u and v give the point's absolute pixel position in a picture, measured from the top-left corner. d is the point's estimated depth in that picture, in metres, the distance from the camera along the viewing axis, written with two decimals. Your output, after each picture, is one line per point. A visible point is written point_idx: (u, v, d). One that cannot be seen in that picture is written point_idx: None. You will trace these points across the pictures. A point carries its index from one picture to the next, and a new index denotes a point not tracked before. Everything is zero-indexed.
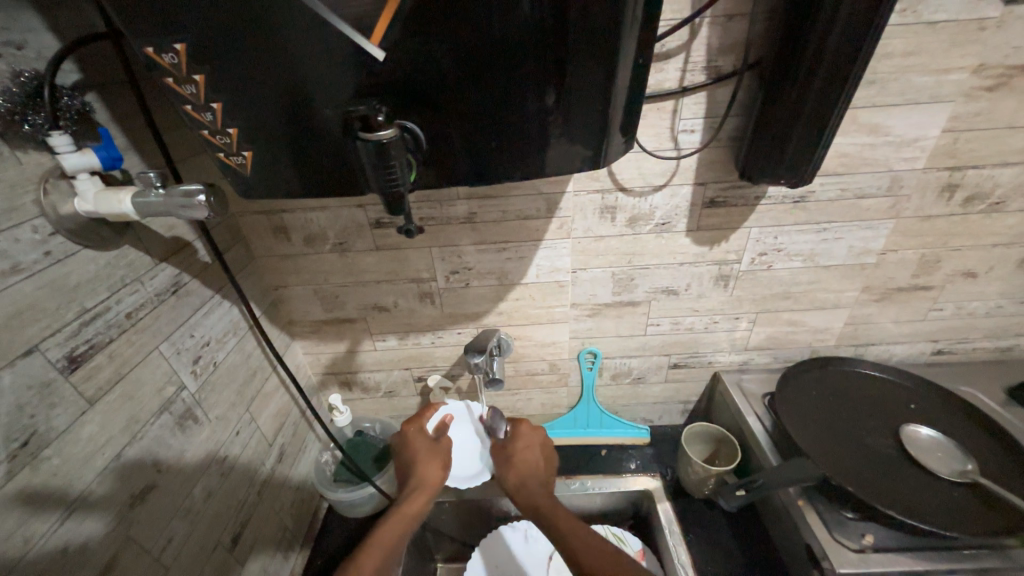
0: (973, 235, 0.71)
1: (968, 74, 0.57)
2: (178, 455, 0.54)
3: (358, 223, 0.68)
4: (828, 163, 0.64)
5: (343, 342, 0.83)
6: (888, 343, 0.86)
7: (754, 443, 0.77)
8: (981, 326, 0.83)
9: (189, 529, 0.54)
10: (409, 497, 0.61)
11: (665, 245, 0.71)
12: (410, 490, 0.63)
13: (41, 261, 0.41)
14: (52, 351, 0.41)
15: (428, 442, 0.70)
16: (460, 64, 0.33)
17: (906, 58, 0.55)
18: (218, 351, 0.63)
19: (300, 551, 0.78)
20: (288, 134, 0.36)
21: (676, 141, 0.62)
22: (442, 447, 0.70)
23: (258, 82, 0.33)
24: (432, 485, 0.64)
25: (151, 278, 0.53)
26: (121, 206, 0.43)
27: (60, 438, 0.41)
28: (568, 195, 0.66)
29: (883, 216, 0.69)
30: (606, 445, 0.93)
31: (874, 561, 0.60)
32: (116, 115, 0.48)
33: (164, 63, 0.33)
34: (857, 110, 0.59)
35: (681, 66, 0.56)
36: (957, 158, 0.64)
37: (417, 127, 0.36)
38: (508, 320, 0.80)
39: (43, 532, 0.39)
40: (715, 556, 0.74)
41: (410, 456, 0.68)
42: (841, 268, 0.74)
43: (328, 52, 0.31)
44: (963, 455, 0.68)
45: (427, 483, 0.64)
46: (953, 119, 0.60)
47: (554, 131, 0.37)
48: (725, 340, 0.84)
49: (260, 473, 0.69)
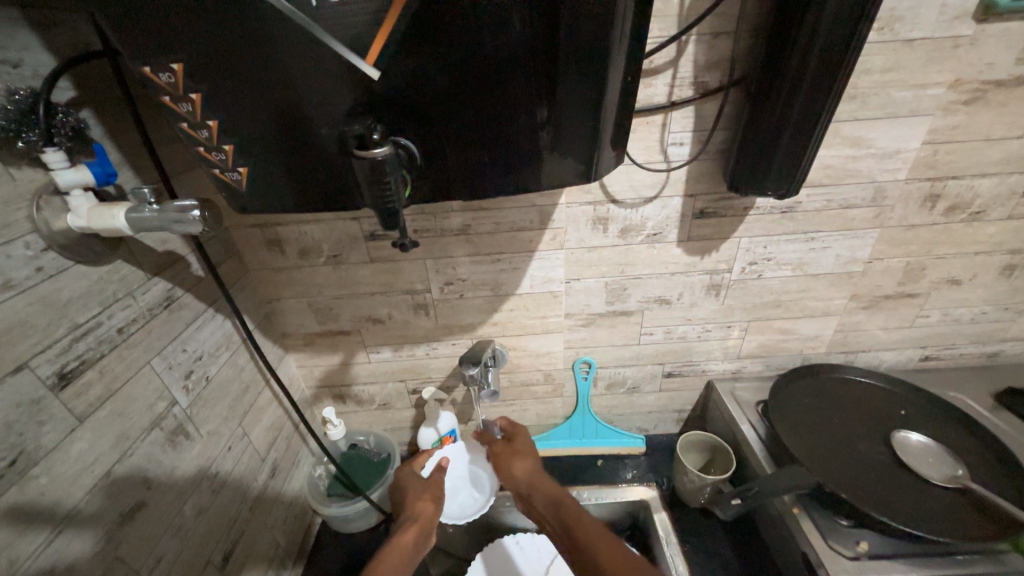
0: (956, 243, 0.73)
1: (945, 88, 0.59)
2: (169, 472, 0.53)
3: (352, 235, 0.68)
4: (814, 175, 0.65)
5: (337, 355, 0.83)
6: (876, 350, 0.87)
7: (748, 451, 0.78)
8: (966, 331, 0.85)
9: (180, 547, 0.53)
10: (404, 530, 0.60)
11: (657, 255, 0.72)
12: (404, 522, 0.62)
13: (32, 277, 0.41)
14: (42, 367, 0.41)
15: (418, 481, 0.71)
16: (453, 84, 0.34)
17: (885, 74, 0.57)
18: (210, 366, 0.62)
19: (292, 569, 0.76)
20: (284, 150, 0.36)
21: (666, 154, 0.63)
22: (430, 484, 0.71)
23: (253, 102, 0.34)
24: (427, 518, 0.64)
25: (144, 293, 0.52)
26: (114, 221, 0.43)
27: (49, 456, 0.40)
28: (560, 206, 0.67)
29: (868, 226, 0.70)
30: (602, 455, 0.93)
31: (870, 568, 0.60)
32: (110, 131, 0.48)
33: (161, 82, 0.33)
34: (840, 123, 0.61)
35: (669, 81, 0.58)
36: (937, 169, 0.65)
37: (411, 143, 0.36)
38: (503, 331, 0.80)
39: (30, 553, 0.38)
40: (711, 566, 0.74)
41: (400, 497, 0.68)
42: (830, 276, 0.76)
43: (324, 72, 0.32)
44: (953, 461, 0.69)
45: (420, 516, 0.63)
46: (932, 132, 0.62)
47: (546, 146, 0.38)
48: (718, 349, 0.85)
49: (252, 489, 0.68)
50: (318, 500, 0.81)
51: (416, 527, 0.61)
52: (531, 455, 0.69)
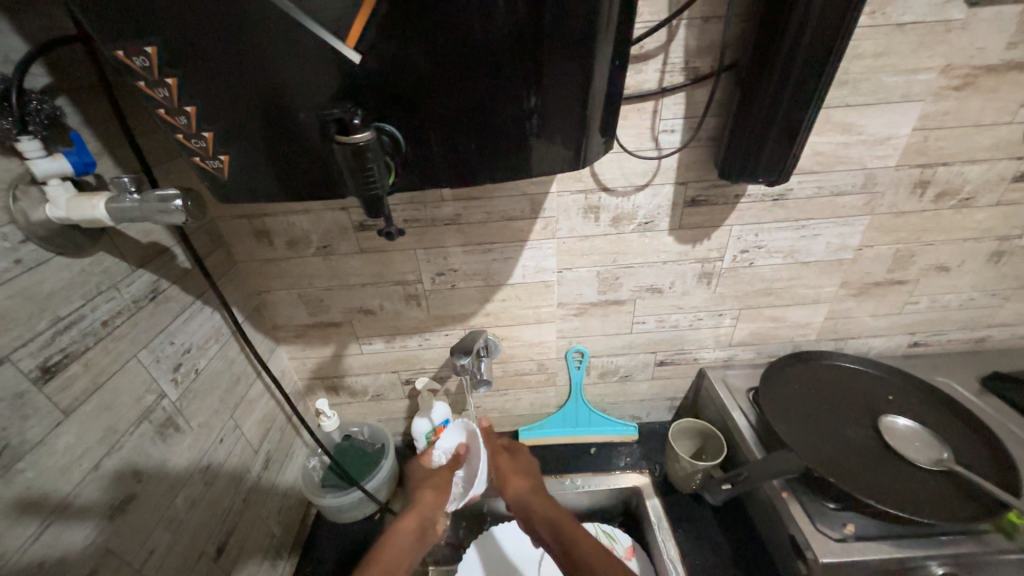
0: (945, 230, 0.74)
1: (936, 73, 0.58)
2: (159, 465, 0.53)
3: (341, 225, 0.67)
4: (805, 162, 0.65)
5: (329, 347, 0.82)
6: (866, 337, 0.88)
7: (738, 437, 0.79)
8: (954, 318, 0.86)
9: (173, 539, 0.53)
10: (402, 520, 0.64)
11: (649, 244, 0.72)
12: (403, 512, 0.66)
13: (11, 269, 0.40)
14: (24, 360, 0.40)
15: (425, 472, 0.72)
16: (437, 68, 0.33)
17: (876, 59, 0.57)
18: (200, 358, 0.61)
19: (287, 560, 0.77)
20: (265, 137, 0.36)
21: (657, 141, 0.63)
22: (439, 474, 0.71)
23: (233, 88, 0.33)
24: (425, 507, 0.66)
25: (129, 285, 0.51)
26: (94, 211, 0.42)
27: (34, 449, 0.40)
28: (551, 195, 0.66)
29: (859, 213, 0.70)
30: (595, 443, 0.94)
31: (856, 550, 0.61)
32: (88, 119, 0.47)
33: (136, 67, 0.32)
34: (832, 109, 0.61)
35: (660, 67, 0.57)
36: (927, 155, 0.65)
37: (394, 128, 0.35)
38: (495, 321, 0.80)
39: (19, 546, 0.38)
40: (702, 550, 0.75)
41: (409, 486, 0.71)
42: (820, 263, 0.76)
43: (303, 56, 0.31)
44: (939, 444, 0.70)
45: (417, 504, 0.66)
46: (922, 118, 0.62)
47: (532, 133, 0.38)
48: (709, 337, 0.86)
49: (245, 481, 0.68)
50: (312, 490, 0.80)
51: (412, 519, 0.64)
52: (528, 474, 0.70)
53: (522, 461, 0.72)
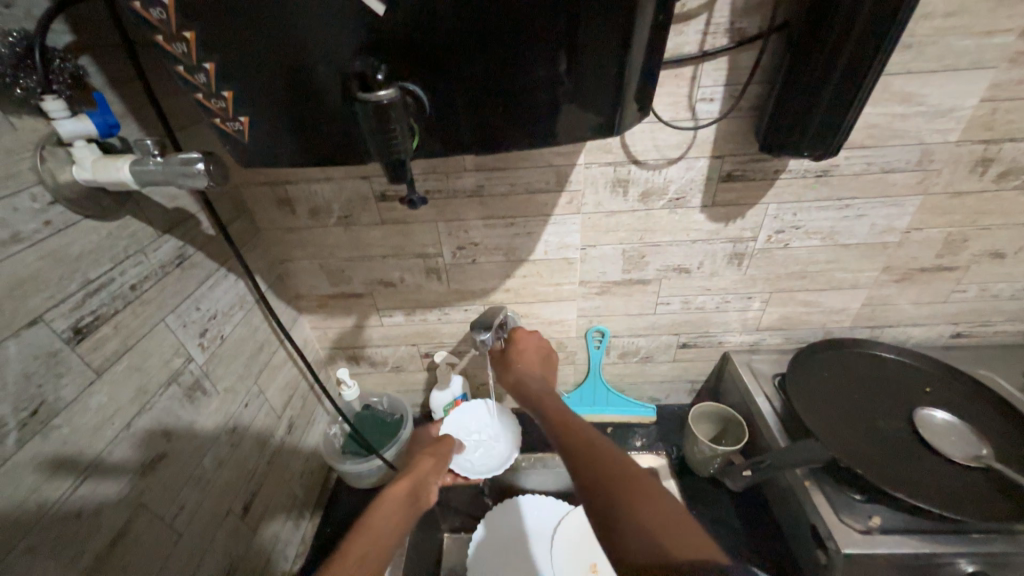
0: (1004, 213, 0.68)
1: (1014, 37, 0.52)
2: (188, 426, 0.55)
3: (362, 195, 0.66)
4: (854, 135, 0.60)
5: (351, 317, 0.83)
6: (905, 325, 0.83)
7: (761, 423, 0.77)
8: (1004, 308, 0.81)
9: (201, 496, 0.56)
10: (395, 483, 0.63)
11: (679, 221, 0.69)
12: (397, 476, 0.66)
13: (41, 231, 0.40)
14: (57, 321, 0.41)
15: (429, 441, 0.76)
16: (465, 21, 0.31)
17: (947, 20, 0.51)
18: (225, 325, 0.63)
19: (310, 520, 0.80)
20: (285, 97, 0.34)
21: (694, 111, 0.59)
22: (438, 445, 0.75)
23: (253, 44, 0.32)
24: (421, 472, 0.67)
25: (155, 249, 0.52)
26: (119, 174, 0.42)
27: (69, 408, 0.41)
28: (578, 167, 0.63)
29: (911, 192, 0.65)
30: (613, 424, 0.93)
31: (882, 542, 0.59)
32: (111, 80, 0.46)
33: (153, 20, 0.31)
34: (890, 76, 0.56)
35: (701, 28, 0.53)
36: (994, 130, 0.60)
37: (419, 89, 0.33)
38: (516, 297, 0.79)
39: (56, 498, 0.40)
40: (718, 533, 0.74)
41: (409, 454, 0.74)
42: (862, 247, 0.72)
43: (326, 7, 0.30)
44: (977, 440, 0.67)
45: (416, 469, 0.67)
46: (993, 88, 0.56)
47: (564, 97, 0.35)
48: (736, 320, 0.83)
49: (269, 445, 0.70)
50: (333, 456, 0.83)
51: (407, 482, 0.63)
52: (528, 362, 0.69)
53: (525, 345, 0.71)
